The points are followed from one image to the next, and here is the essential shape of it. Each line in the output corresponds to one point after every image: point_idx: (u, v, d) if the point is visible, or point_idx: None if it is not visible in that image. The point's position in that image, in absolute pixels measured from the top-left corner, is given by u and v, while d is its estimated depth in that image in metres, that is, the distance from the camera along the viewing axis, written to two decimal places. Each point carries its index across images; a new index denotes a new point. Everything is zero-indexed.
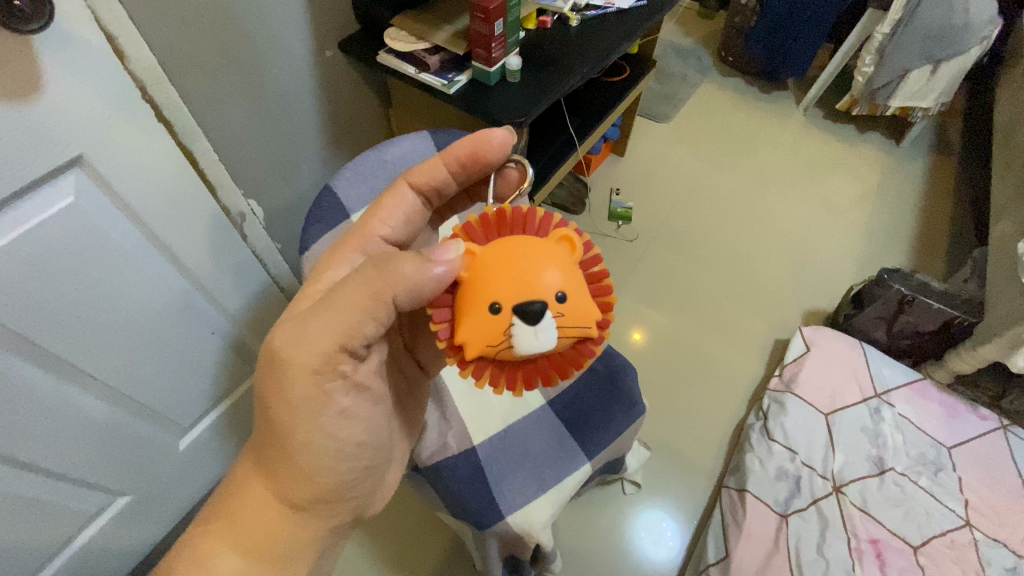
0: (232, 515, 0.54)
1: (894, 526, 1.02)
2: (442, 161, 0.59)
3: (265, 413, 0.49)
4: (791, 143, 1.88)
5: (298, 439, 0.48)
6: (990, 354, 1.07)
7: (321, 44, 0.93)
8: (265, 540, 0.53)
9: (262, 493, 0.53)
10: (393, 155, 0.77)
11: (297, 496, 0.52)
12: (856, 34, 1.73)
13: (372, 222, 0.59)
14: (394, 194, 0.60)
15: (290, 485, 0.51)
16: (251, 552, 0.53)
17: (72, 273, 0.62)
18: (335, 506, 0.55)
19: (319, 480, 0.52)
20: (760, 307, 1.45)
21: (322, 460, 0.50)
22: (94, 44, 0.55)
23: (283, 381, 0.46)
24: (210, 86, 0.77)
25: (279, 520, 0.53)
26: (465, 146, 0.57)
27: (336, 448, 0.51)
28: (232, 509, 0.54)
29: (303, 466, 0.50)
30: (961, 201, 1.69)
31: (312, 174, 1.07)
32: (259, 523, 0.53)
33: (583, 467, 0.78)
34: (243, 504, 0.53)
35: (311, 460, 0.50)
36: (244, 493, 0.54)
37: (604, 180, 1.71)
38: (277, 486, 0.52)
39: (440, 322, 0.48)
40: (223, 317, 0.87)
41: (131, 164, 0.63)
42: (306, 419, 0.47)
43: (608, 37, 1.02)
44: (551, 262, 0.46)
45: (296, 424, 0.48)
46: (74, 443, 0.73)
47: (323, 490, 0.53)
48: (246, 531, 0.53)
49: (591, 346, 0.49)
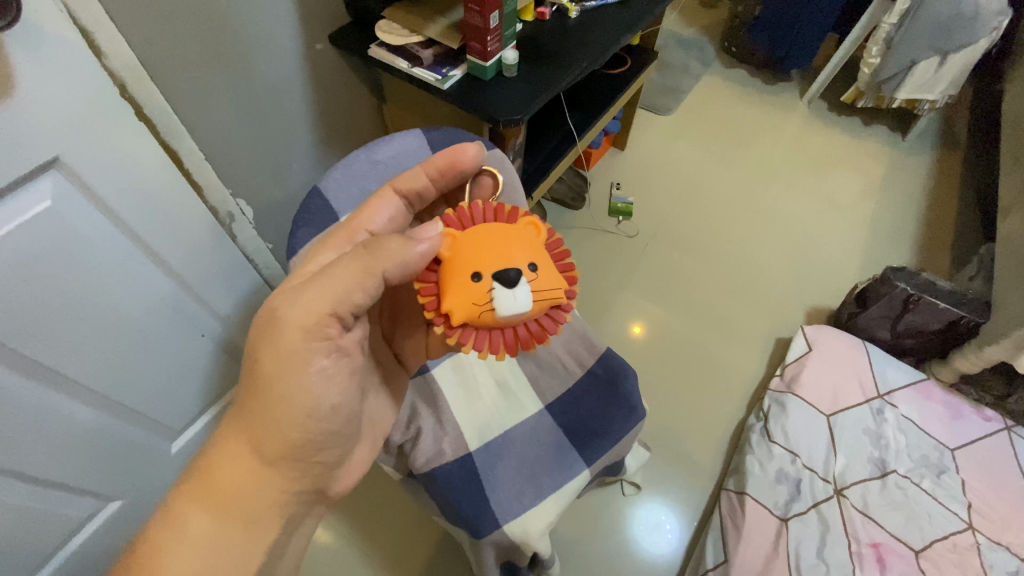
0: (204, 471, 0.51)
1: (895, 530, 1.01)
2: (423, 169, 0.58)
3: (244, 363, 0.48)
4: (795, 135, 1.85)
5: (277, 391, 0.47)
6: (996, 354, 1.05)
7: (311, 38, 0.90)
8: (236, 496, 0.50)
9: (236, 448, 0.50)
10: (385, 155, 0.68)
11: (269, 451, 0.50)
12: (863, 24, 1.69)
13: (360, 221, 0.55)
14: (379, 200, 0.56)
15: (265, 436, 0.49)
16: (225, 511, 0.50)
17: (52, 278, 0.61)
18: (303, 467, 0.53)
19: (289, 434, 0.49)
20: (763, 305, 1.44)
21: (297, 415, 0.48)
22: (69, 39, 0.53)
23: (272, 339, 0.46)
24: (199, 89, 0.76)
25: (251, 475, 0.50)
26: (443, 157, 0.58)
27: (311, 401, 0.48)
28: (205, 466, 0.51)
29: (276, 418, 0.48)
30: (967, 196, 1.67)
31: (305, 175, 1.06)
32: (233, 480, 0.50)
33: (581, 474, 0.78)
34: (216, 459, 0.51)
35: (283, 412, 0.48)
36: (218, 446, 0.51)
37: (604, 174, 1.69)
38: (251, 438, 0.49)
39: (428, 295, 0.50)
40: (214, 319, 0.87)
41: (111, 165, 0.62)
42: (290, 371, 0.46)
43: (607, 30, 0.99)
44: (517, 240, 0.50)
45: (277, 375, 0.46)
46: (65, 451, 0.72)
47: (293, 447, 0.50)
48: (217, 487, 0.50)
49: (561, 314, 0.52)
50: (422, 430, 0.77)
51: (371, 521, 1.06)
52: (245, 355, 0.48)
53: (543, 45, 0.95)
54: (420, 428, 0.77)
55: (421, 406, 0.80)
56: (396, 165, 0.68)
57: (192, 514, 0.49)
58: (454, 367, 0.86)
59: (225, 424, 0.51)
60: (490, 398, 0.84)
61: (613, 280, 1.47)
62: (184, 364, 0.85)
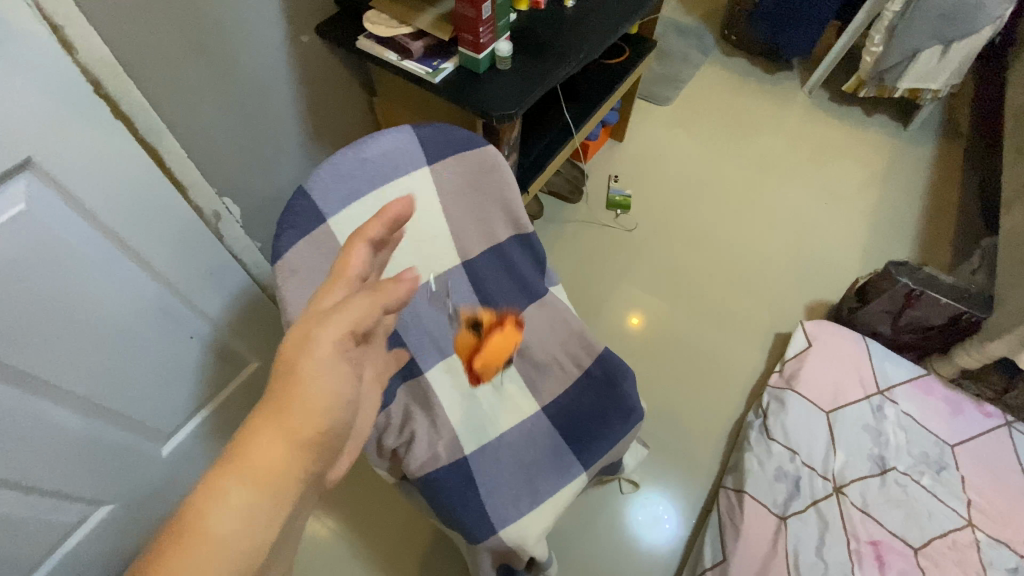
0: (238, 448, 0.40)
1: (895, 527, 1.00)
2: (366, 236, 0.45)
3: (284, 343, 0.42)
4: (795, 126, 1.82)
5: (320, 384, 0.42)
6: (998, 350, 1.04)
7: (296, 29, 0.87)
8: (278, 483, 0.40)
9: (289, 421, 0.41)
10: (373, 153, 0.65)
11: (318, 429, 0.42)
12: (865, 13, 1.66)
13: (339, 272, 0.44)
14: (351, 251, 0.44)
15: (310, 422, 0.42)
16: (263, 500, 0.40)
17: (29, 282, 0.59)
18: (328, 461, 0.46)
19: (333, 422, 0.44)
20: (762, 298, 1.42)
21: (335, 412, 0.43)
22: (35, 34, 0.50)
23: (305, 353, 0.41)
24: (179, 85, 0.73)
25: (298, 458, 0.41)
26: (380, 219, 0.45)
27: (346, 398, 0.44)
28: (238, 443, 0.40)
29: (322, 401, 0.42)
30: (969, 187, 1.65)
31: (294, 170, 1.03)
32: (276, 460, 0.40)
33: (577, 477, 0.76)
34: (254, 436, 0.40)
35: (325, 407, 0.42)
36: (254, 424, 0.41)
37: (602, 166, 1.66)
38: (302, 416, 0.42)
39: None
40: (202, 320, 0.85)
41: (90, 165, 0.60)
42: (326, 377, 0.42)
43: (603, 20, 0.96)
44: None
45: (317, 376, 0.42)
46: (51, 458, 0.71)
47: (329, 444, 0.44)
48: (256, 470, 0.39)
49: None
50: (416, 434, 0.73)
51: (367, 523, 1.05)
52: (285, 348, 0.42)
53: (537, 36, 0.92)
54: (414, 432, 0.74)
55: (414, 409, 0.76)
56: (385, 164, 0.67)
57: (231, 498, 0.38)
58: (448, 370, 0.80)
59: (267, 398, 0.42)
60: (486, 400, 0.82)
61: (612, 274, 1.45)
62: (172, 367, 0.83)
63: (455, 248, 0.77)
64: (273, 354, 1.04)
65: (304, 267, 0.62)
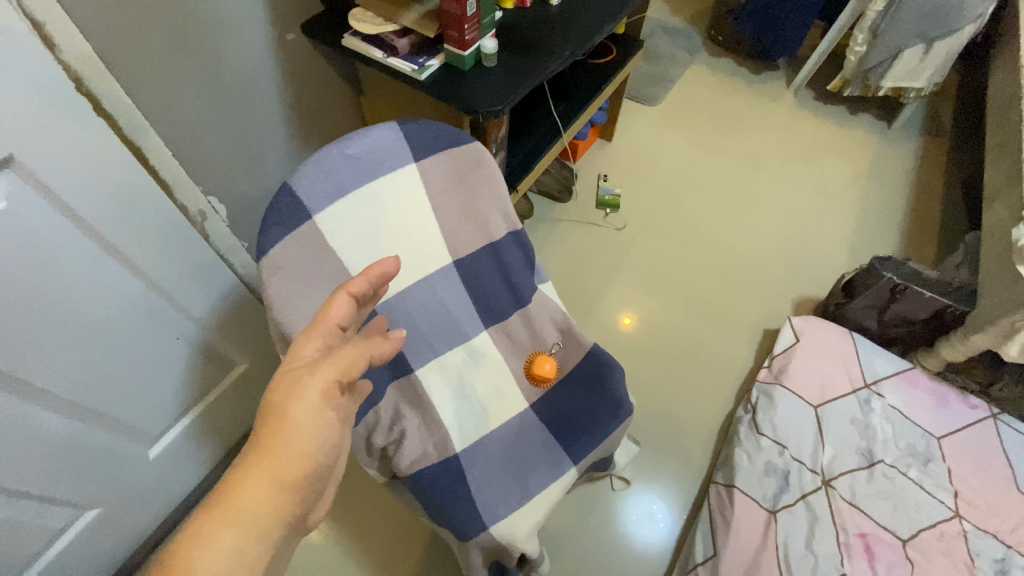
0: (228, 490, 0.42)
1: (883, 519, 1.01)
2: (349, 293, 0.50)
3: (270, 391, 0.45)
4: (782, 124, 1.84)
5: (305, 429, 0.44)
6: (982, 343, 1.05)
7: (282, 28, 0.87)
8: (265, 522, 0.42)
9: (272, 466, 0.43)
10: (358, 150, 0.65)
11: (300, 472, 0.44)
12: (849, 13, 1.68)
13: (322, 324, 0.49)
14: (333, 306, 0.49)
15: (297, 466, 0.44)
16: (249, 538, 0.41)
17: (11, 282, 0.58)
18: (312, 503, 0.47)
19: (317, 466, 0.46)
20: (751, 295, 1.43)
21: (321, 459, 0.46)
22: (16, 30, 0.50)
23: (293, 400, 0.44)
24: (163, 83, 0.73)
25: (281, 500, 0.43)
26: (363, 277, 0.51)
27: (332, 447, 0.47)
28: (229, 485, 0.42)
29: (306, 445, 0.45)
30: (952, 184, 1.68)
31: (281, 169, 1.03)
32: (258, 503, 0.42)
33: (567, 472, 0.77)
34: (245, 478, 0.42)
35: (311, 454, 0.45)
36: (245, 466, 0.43)
37: (591, 166, 1.67)
38: (285, 460, 0.44)
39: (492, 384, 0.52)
40: (188, 321, 0.84)
41: (71, 163, 0.60)
42: (311, 421, 0.45)
43: (589, 18, 0.97)
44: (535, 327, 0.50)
45: (305, 423, 0.44)
46: (34, 461, 0.70)
47: (313, 488, 0.46)
48: (245, 510, 0.42)
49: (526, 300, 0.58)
50: (406, 433, 0.73)
51: (359, 525, 1.05)
52: (271, 395, 0.45)
53: (523, 34, 0.93)
54: (404, 431, 0.73)
55: (404, 408, 0.75)
56: (369, 160, 0.67)
57: (217, 537, 0.40)
58: (440, 368, 0.79)
59: (252, 443, 0.44)
60: (474, 397, 0.81)
61: (603, 273, 1.45)
62: (159, 368, 0.82)
63: (446, 248, 0.76)
64: (262, 355, 1.03)
65: (290, 264, 0.62)
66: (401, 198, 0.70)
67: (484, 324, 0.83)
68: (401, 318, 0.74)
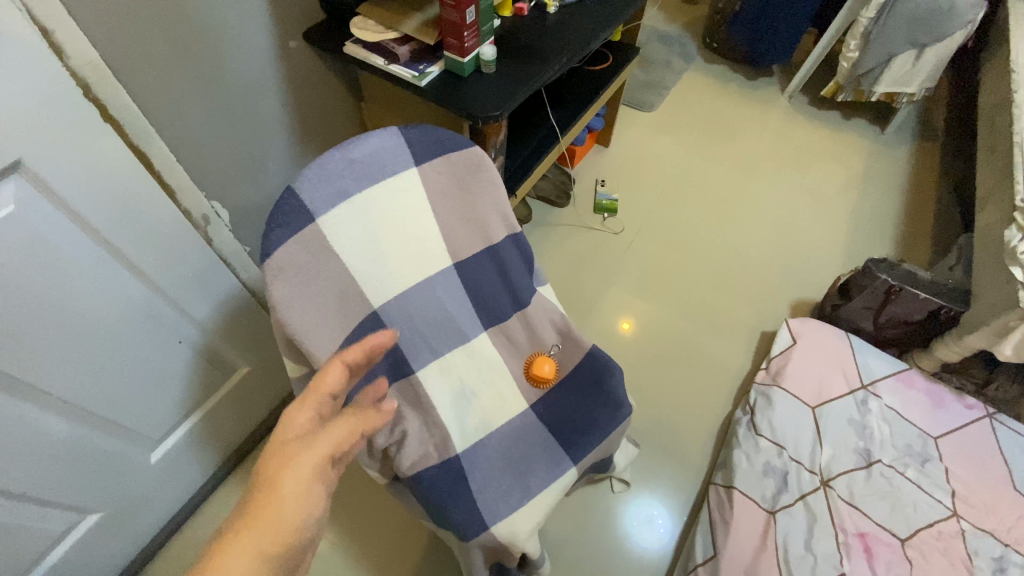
0: (208, 560, 0.38)
1: (882, 519, 1.02)
2: (343, 364, 0.47)
3: (261, 461, 0.42)
4: (777, 130, 1.86)
5: (294, 501, 0.41)
6: (976, 343, 1.07)
7: (284, 36, 0.88)
8: None
9: (259, 534, 0.40)
10: (361, 154, 0.67)
11: (286, 543, 0.41)
12: (841, 19, 1.71)
13: (315, 394, 0.46)
14: (327, 375, 0.46)
15: (285, 537, 0.41)
16: None
17: (17, 285, 0.59)
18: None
19: (305, 537, 0.42)
20: (748, 298, 1.44)
21: (309, 531, 0.42)
22: (29, 40, 0.52)
23: (285, 470, 0.42)
24: (169, 91, 0.74)
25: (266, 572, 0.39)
26: (361, 349, 0.48)
27: (319, 522, 0.43)
28: (211, 554, 0.38)
29: (294, 516, 0.41)
30: (946, 187, 1.70)
31: (283, 175, 1.04)
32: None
33: (567, 472, 0.77)
34: (227, 548, 0.39)
35: (300, 525, 0.41)
36: (230, 534, 0.39)
37: (589, 171, 1.69)
38: (272, 530, 0.40)
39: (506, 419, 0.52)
40: (191, 325, 0.85)
41: (77, 168, 0.60)
42: (301, 490, 0.42)
43: (585, 26, 0.99)
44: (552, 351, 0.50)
45: (295, 493, 0.42)
46: (36, 465, 0.70)
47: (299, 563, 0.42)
48: None
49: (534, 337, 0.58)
50: (408, 433, 0.74)
51: (359, 528, 1.05)
52: (262, 464, 0.42)
53: (521, 41, 0.94)
54: (406, 432, 0.74)
55: (406, 409, 0.77)
56: (371, 164, 0.68)
57: None
58: (442, 370, 0.80)
59: (238, 512, 0.41)
60: (475, 400, 0.82)
61: (600, 276, 1.47)
62: (162, 372, 0.83)
63: (446, 249, 0.77)
64: (264, 359, 1.04)
65: (293, 266, 0.63)
66: (402, 201, 0.71)
67: (484, 326, 0.84)
68: (401, 320, 0.75)
